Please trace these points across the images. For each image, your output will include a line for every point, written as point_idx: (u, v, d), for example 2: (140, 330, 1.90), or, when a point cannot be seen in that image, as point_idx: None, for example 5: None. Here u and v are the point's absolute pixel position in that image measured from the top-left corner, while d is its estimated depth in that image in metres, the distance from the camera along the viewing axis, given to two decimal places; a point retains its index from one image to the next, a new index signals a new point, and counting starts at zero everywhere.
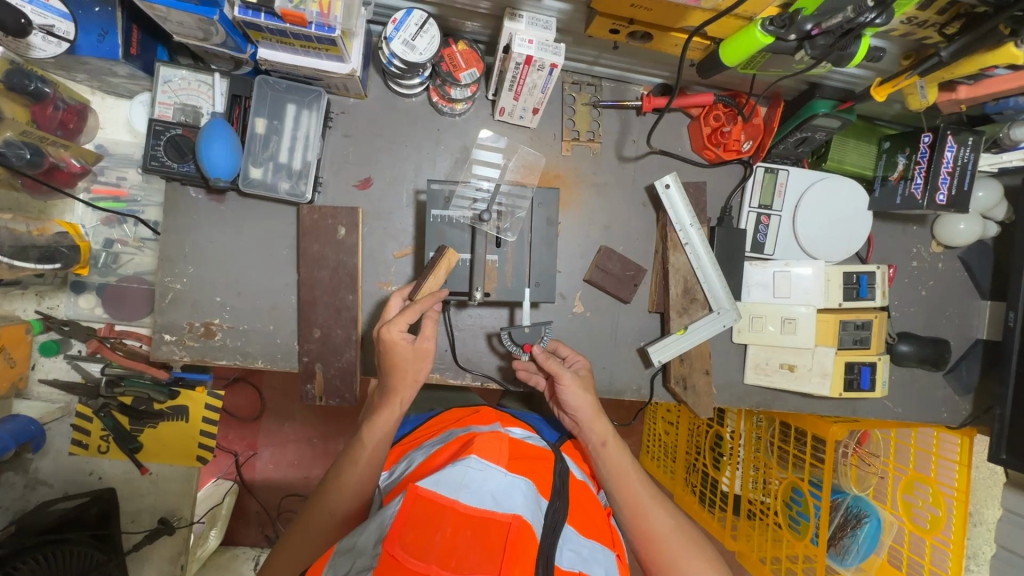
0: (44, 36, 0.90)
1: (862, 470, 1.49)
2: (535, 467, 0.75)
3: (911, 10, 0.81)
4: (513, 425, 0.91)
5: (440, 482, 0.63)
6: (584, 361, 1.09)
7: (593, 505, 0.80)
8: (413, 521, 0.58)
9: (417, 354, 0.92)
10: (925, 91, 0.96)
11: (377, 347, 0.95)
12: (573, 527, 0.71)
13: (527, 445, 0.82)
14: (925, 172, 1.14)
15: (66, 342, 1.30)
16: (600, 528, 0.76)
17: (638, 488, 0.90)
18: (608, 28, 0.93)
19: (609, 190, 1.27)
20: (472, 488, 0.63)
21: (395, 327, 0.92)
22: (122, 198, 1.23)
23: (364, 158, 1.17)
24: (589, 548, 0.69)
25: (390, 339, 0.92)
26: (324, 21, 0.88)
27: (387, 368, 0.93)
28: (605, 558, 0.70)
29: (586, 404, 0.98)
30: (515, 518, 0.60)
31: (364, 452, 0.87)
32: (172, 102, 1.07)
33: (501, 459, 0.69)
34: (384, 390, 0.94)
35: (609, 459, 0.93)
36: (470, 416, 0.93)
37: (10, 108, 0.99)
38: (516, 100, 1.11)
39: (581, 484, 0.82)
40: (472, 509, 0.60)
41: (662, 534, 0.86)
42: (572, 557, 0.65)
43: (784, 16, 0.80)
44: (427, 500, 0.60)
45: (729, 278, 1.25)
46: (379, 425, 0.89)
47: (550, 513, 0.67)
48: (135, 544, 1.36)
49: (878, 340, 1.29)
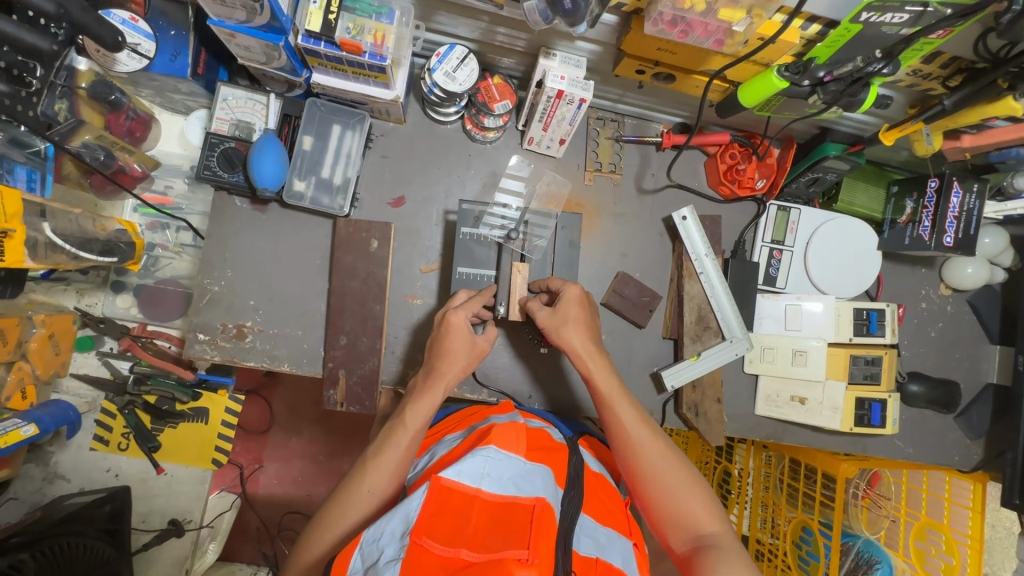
0: (130, 53, 1.01)
1: (874, 513, 1.48)
2: (551, 457, 0.86)
3: (916, 64, 0.89)
4: (533, 418, 1.07)
5: (463, 471, 0.72)
6: (575, 287, 1.06)
7: (610, 497, 0.91)
8: (440, 509, 0.68)
9: (473, 348, 1.02)
10: (931, 138, 1.01)
11: (438, 330, 1.04)
12: (589, 516, 0.80)
13: (543, 437, 0.94)
14: (932, 216, 1.20)
15: (100, 338, 1.36)
16: (616, 517, 0.86)
17: (627, 423, 0.95)
18: (634, 68, 1.01)
19: (628, 219, 1.33)
20: (494, 477, 0.72)
21: (463, 312, 1.03)
22: (168, 205, 1.32)
23: (399, 179, 1.25)
24: (606, 535, 0.79)
25: (457, 322, 1.02)
26: (377, 50, 0.97)
27: (442, 351, 1.01)
28: (621, 546, 0.79)
29: (581, 343, 1.02)
30: (537, 501, 0.69)
31: (406, 431, 0.92)
32: (229, 118, 1.15)
33: (520, 449, 0.79)
34: (429, 373, 1.00)
35: (605, 394, 0.98)
36: (490, 409, 1.06)
37: (90, 114, 1.06)
38: (544, 131, 1.19)
39: (596, 478, 0.93)
40: (495, 496, 0.70)
41: (652, 471, 0.90)
42: (589, 543, 0.74)
43: (798, 64, 0.88)
44: (452, 491, 0.69)
45: (741, 309, 1.30)
46: (421, 409, 0.95)
47: (566, 501, 0.77)
48: (145, 543, 1.36)
49: (890, 376, 1.31)
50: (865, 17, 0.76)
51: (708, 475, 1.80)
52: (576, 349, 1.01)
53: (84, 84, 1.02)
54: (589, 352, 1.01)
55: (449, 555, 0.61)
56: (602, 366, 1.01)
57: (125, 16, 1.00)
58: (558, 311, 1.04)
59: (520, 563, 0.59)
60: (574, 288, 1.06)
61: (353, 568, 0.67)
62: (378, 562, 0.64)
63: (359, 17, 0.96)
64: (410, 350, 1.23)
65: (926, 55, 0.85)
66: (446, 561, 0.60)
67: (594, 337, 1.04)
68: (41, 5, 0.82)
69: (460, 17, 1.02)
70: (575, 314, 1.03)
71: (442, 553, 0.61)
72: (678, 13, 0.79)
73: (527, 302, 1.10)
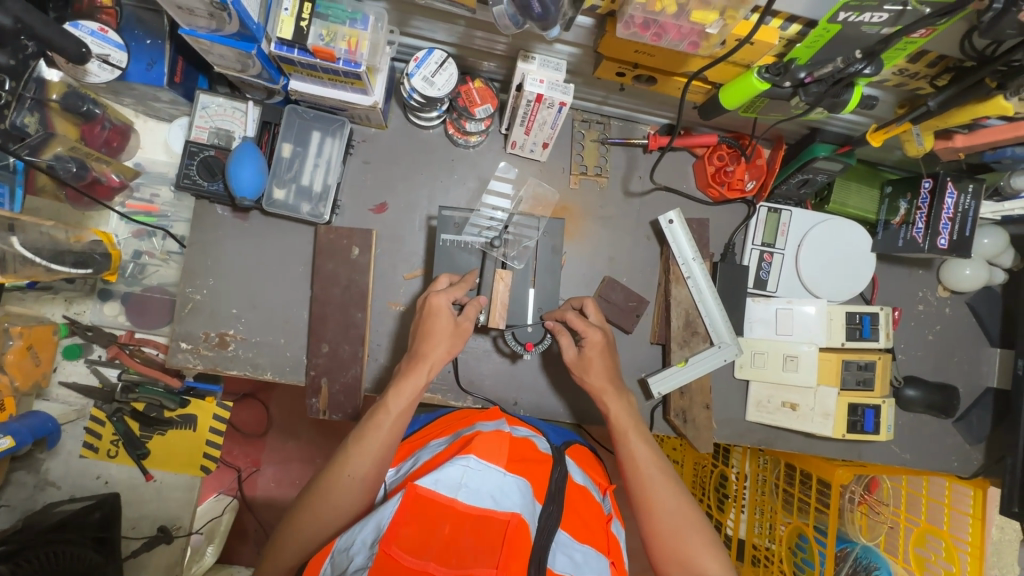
0: (100, 64, 1.00)
1: (872, 519, 1.44)
2: (532, 470, 0.85)
3: (902, 63, 0.86)
4: (519, 426, 1.06)
5: (439, 481, 0.72)
6: (597, 332, 1.08)
7: (591, 512, 0.89)
8: (413, 518, 0.67)
9: (456, 330, 1.03)
10: (921, 138, 0.98)
11: (421, 313, 1.05)
12: (567, 532, 0.79)
13: (527, 447, 0.93)
14: (926, 217, 1.17)
15: (88, 347, 1.35)
16: (595, 535, 0.84)
17: (639, 459, 0.95)
18: (614, 71, 0.99)
19: (614, 222, 1.31)
20: (470, 488, 0.71)
21: (445, 296, 1.04)
22: (153, 213, 1.30)
23: (381, 184, 1.24)
24: (583, 553, 0.77)
25: (437, 305, 1.03)
26: (351, 57, 0.96)
27: (424, 334, 1.02)
28: (598, 563, 0.77)
29: (603, 379, 1.06)
30: (513, 517, 0.68)
31: (390, 414, 0.93)
32: (208, 126, 1.15)
33: (499, 460, 0.79)
34: (412, 358, 1.00)
35: (624, 430, 1.00)
36: (475, 416, 1.05)
37: (65, 126, 1.07)
38: (527, 134, 1.17)
39: (579, 491, 0.91)
40: (470, 508, 0.69)
41: (660, 510, 0.89)
42: (565, 561, 0.73)
43: (779, 65, 0.86)
44: (425, 499, 0.69)
45: (731, 314, 1.28)
46: (404, 391, 0.95)
47: (544, 517, 0.76)
48: (134, 550, 1.36)
49: (883, 382, 1.28)
50: (844, 17, 0.73)
51: (704, 479, 1.78)
52: (597, 389, 1.06)
53: (55, 96, 1.02)
54: (606, 392, 1.05)
55: (417, 567, 0.61)
56: (618, 403, 1.04)
57: (93, 27, 0.99)
58: (583, 357, 1.09)
59: None
60: (596, 333, 1.08)
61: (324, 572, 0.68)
62: (346, 570, 0.64)
63: (332, 23, 0.95)
64: (393, 357, 1.22)
65: (911, 54, 0.83)
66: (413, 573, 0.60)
67: (616, 378, 1.08)
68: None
69: (436, 22, 1.00)
70: (597, 363, 1.08)
71: (412, 564, 0.61)
72: (649, 15, 0.76)
73: (559, 333, 1.11)
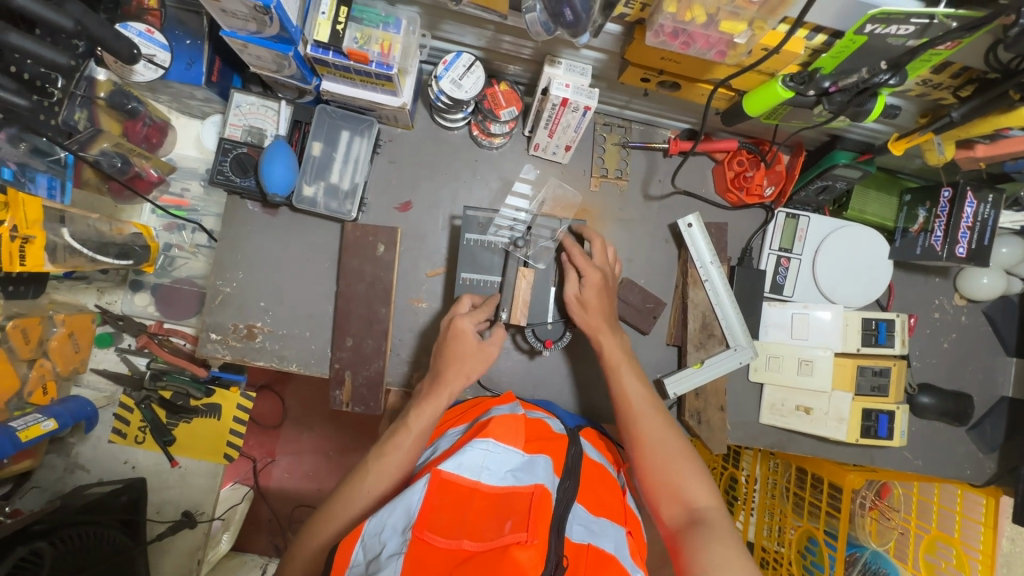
0: (146, 64, 1.04)
1: (883, 524, 1.46)
2: (548, 447, 0.88)
3: (926, 74, 0.87)
4: (532, 409, 1.09)
5: (461, 465, 0.75)
6: (597, 274, 1.09)
7: (606, 486, 0.91)
8: (441, 502, 0.71)
9: (480, 353, 1.04)
10: (942, 147, 1.00)
11: (443, 332, 1.07)
12: (583, 506, 0.82)
13: (540, 428, 0.97)
14: (945, 226, 1.18)
15: (119, 335, 1.40)
16: (611, 507, 0.86)
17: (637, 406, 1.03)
18: (639, 76, 1.01)
19: (633, 225, 1.33)
20: (492, 470, 0.76)
21: (470, 319, 1.05)
22: (184, 207, 1.34)
23: (406, 184, 1.27)
24: (599, 525, 0.80)
25: (462, 328, 1.04)
26: (384, 60, 0.99)
27: (447, 355, 1.04)
28: (615, 533, 0.80)
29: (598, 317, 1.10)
30: (536, 488, 0.73)
31: (410, 435, 0.95)
32: (241, 125, 1.18)
33: (518, 442, 0.82)
34: (436, 380, 1.02)
35: (618, 368, 1.08)
36: (492, 400, 1.08)
37: (109, 122, 1.11)
38: (550, 137, 1.19)
39: (595, 467, 0.94)
40: (494, 488, 0.74)
41: (657, 450, 0.97)
42: (581, 531, 0.77)
43: (803, 74, 0.87)
44: (451, 483, 0.73)
45: (747, 317, 1.29)
46: (425, 413, 0.97)
47: (562, 490, 0.79)
48: (159, 533, 1.40)
49: (898, 388, 1.29)
50: (870, 29, 0.75)
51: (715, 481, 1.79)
52: (594, 327, 1.10)
53: (103, 94, 1.06)
54: (602, 331, 1.10)
55: (451, 547, 0.66)
56: (613, 341, 1.10)
57: (141, 28, 1.03)
58: (584, 298, 1.10)
59: (519, 545, 0.65)
60: (594, 272, 1.09)
61: (354, 560, 0.69)
62: (379, 556, 0.66)
63: (366, 26, 0.98)
64: (415, 352, 1.25)
65: (936, 65, 0.84)
66: (449, 553, 0.65)
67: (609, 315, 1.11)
68: (60, 22, 0.86)
69: (466, 26, 1.03)
70: (596, 302, 1.10)
71: (445, 546, 0.66)
72: (679, 25, 0.78)
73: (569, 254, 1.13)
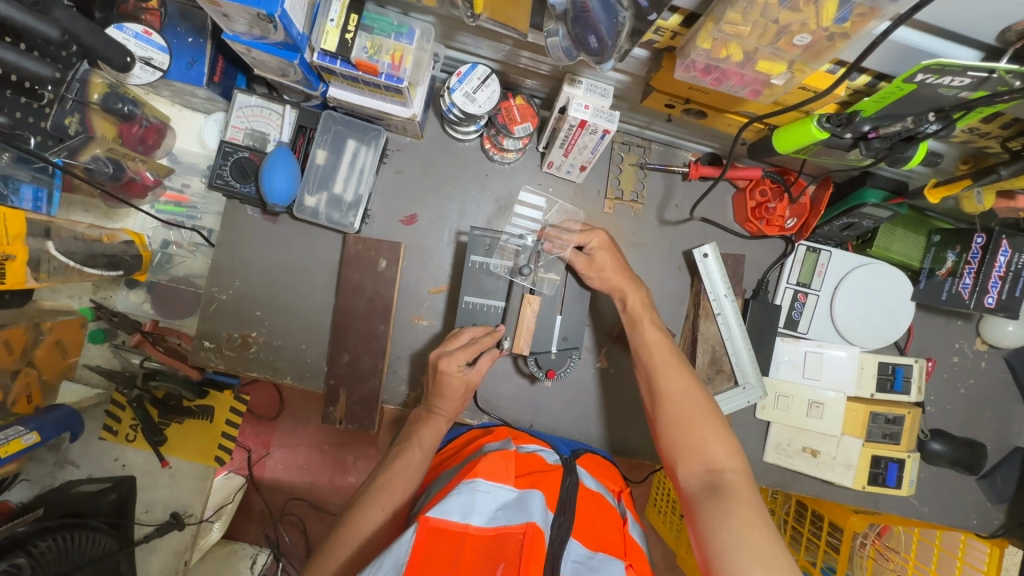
0: (143, 66, 1.00)
1: (880, 563, 1.40)
2: (541, 480, 0.86)
3: (974, 123, 0.81)
4: (526, 441, 1.06)
5: (449, 509, 0.72)
6: (598, 236, 1.11)
7: (606, 518, 0.88)
8: (431, 550, 0.67)
9: (467, 387, 1.06)
10: (981, 197, 0.96)
11: (431, 372, 1.08)
12: (580, 541, 0.79)
13: (535, 462, 0.94)
14: (975, 273, 1.13)
15: (112, 331, 1.35)
16: (610, 538, 0.83)
17: (660, 364, 0.99)
18: (663, 102, 0.95)
19: (646, 251, 1.28)
20: (482, 511, 0.73)
21: (455, 360, 1.03)
22: (184, 204, 1.29)
23: (412, 196, 1.22)
24: (600, 559, 0.77)
25: (447, 370, 1.03)
26: (394, 72, 0.93)
27: (438, 390, 1.06)
28: (615, 566, 0.76)
29: (613, 268, 1.10)
30: (527, 526, 0.69)
31: (417, 454, 1.00)
32: (243, 127, 1.13)
33: (510, 478, 0.80)
34: (429, 408, 1.07)
35: (636, 320, 1.06)
36: (487, 435, 1.06)
37: (103, 126, 1.06)
38: (565, 156, 1.14)
39: (593, 497, 0.91)
40: (484, 529, 0.71)
41: (679, 412, 0.92)
42: (576, 567, 0.74)
43: (842, 116, 0.81)
44: (439, 529, 0.69)
45: (758, 352, 1.24)
46: (425, 440, 1.02)
47: (556, 526, 0.77)
48: (146, 535, 1.37)
49: (910, 437, 1.24)
50: (921, 78, 0.68)
51: None
52: (614, 282, 1.10)
53: (96, 97, 1.02)
54: (623, 285, 1.09)
55: None
56: (636, 292, 1.09)
57: (138, 29, 0.99)
58: (592, 261, 1.11)
59: None
60: (596, 236, 1.11)
61: None
62: None
63: (377, 35, 0.92)
64: (411, 370, 1.21)
65: (986, 115, 0.77)
66: None
67: (629, 273, 1.11)
68: (47, 33, 0.83)
69: (482, 39, 0.97)
70: (606, 261, 1.10)
71: None
72: (712, 61, 0.73)
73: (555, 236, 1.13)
